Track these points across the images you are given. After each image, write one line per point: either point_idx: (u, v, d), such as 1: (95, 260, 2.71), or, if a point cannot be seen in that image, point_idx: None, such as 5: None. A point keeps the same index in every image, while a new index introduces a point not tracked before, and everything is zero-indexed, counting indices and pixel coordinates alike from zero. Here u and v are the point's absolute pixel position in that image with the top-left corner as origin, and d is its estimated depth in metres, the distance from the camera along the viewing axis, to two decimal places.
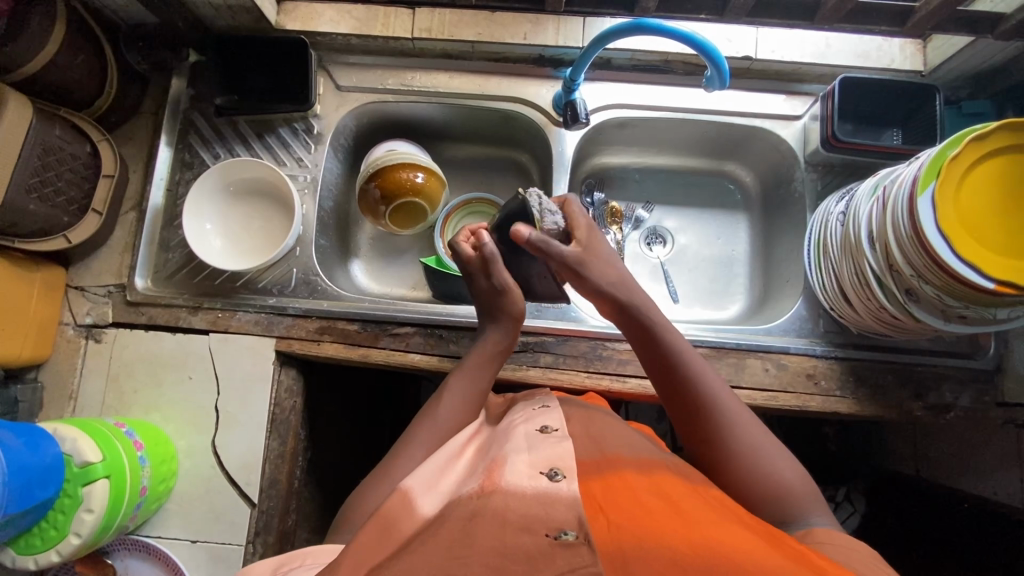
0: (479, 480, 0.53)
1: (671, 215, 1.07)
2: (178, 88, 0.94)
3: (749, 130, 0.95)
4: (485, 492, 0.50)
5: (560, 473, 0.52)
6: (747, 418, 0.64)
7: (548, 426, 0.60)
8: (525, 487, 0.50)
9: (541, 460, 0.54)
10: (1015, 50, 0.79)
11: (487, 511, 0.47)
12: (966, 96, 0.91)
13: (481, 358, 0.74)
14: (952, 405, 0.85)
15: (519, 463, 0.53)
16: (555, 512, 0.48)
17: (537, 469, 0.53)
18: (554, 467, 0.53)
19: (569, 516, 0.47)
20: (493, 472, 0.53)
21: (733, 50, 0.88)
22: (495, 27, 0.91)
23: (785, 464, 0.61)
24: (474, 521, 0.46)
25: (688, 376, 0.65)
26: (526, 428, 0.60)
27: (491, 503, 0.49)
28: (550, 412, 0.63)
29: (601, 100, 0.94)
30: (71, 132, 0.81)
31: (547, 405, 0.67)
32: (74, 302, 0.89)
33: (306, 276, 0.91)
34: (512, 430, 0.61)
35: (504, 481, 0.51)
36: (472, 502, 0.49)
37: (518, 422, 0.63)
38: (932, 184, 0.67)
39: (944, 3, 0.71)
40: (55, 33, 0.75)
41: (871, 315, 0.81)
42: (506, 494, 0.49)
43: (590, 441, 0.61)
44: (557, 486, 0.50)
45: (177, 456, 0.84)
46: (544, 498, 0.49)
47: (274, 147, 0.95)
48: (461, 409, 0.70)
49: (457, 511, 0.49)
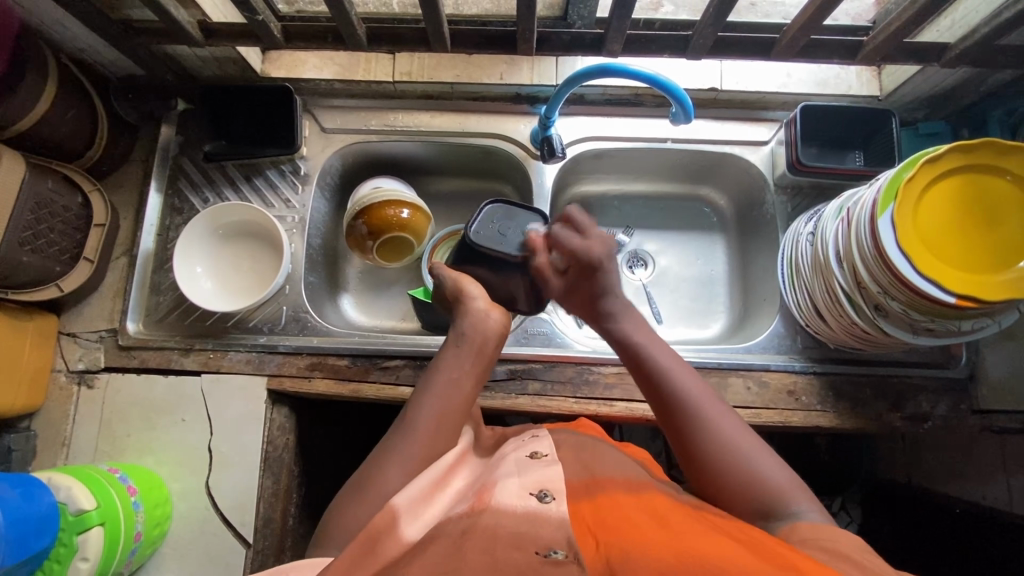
0: (468, 500, 0.55)
1: (651, 239, 1.10)
2: (167, 135, 0.97)
3: (720, 156, 0.99)
4: (475, 511, 0.53)
5: (549, 495, 0.53)
6: (725, 416, 0.65)
7: (538, 452, 0.62)
8: (514, 506, 0.52)
9: (532, 482, 0.55)
10: (964, 74, 0.84)
11: (478, 527, 0.50)
12: (922, 117, 0.96)
13: (457, 345, 0.70)
14: (930, 414, 0.88)
15: (510, 485, 0.55)
16: (544, 532, 0.49)
17: (526, 490, 0.54)
18: (544, 489, 0.54)
19: (558, 536, 0.48)
20: (483, 495, 0.55)
21: (699, 82, 0.94)
22: (473, 68, 0.96)
23: (773, 472, 0.60)
24: (466, 536, 0.49)
25: (663, 378, 0.67)
26: (517, 455, 0.62)
27: (481, 519, 0.51)
28: (540, 439, 0.65)
29: (577, 134, 0.98)
30: (63, 184, 0.83)
31: (537, 434, 0.67)
32: (67, 348, 0.90)
33: (296, 313, 0.93)
34: (504, 457, 0.63)
35: (493, 500, 0.53)
36: (463, 520, 0.52)
37: (510, 451, 0.64)
38: (890, 205, 0.71)
39: (891, 37, 0.75)
40: (48, 89, 0.78)
41: (845, 331, 0.83)
42: (495, 513, 0.51)
43: (580, 466, 0.62)
44: (546, 508, 0.52)
45: (171, 499, 0.85)
46: (533, 517, 0.51)
47: (262, 189, 0.97)
48: (438, 407, 0.66)
49: (450, 528, 0.51)
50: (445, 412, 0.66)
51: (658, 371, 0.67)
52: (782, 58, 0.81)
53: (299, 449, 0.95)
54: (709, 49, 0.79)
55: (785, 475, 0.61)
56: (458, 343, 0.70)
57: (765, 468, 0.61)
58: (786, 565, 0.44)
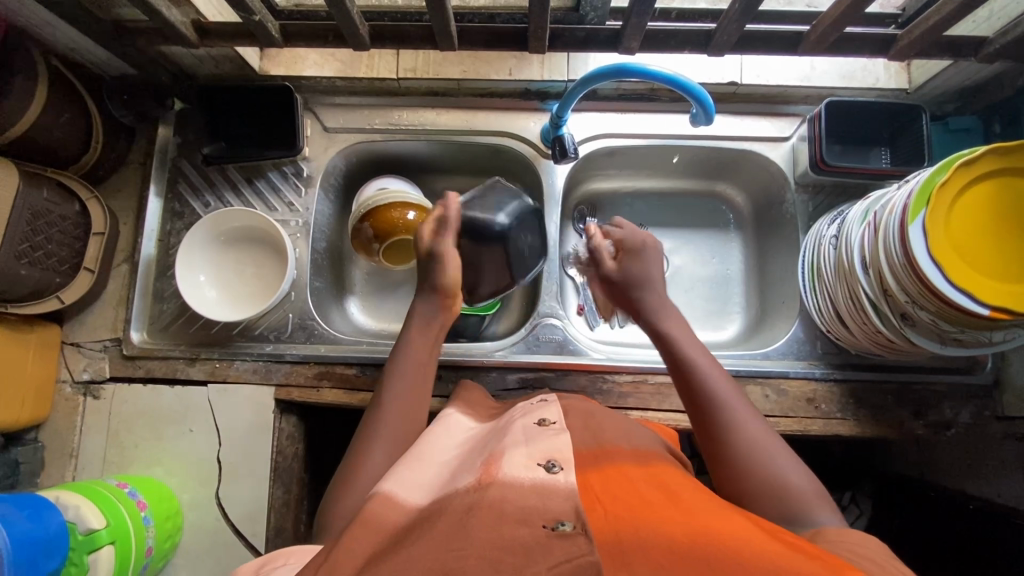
0: (476, 472, 0.50)
1: (665, 237, 1.07)
2: (165, 136, 0.94)
3: (739, 153, 0.95)
4: (482, 485, 0.47)
5: (557, 465, 0.49)
6: (755, 416, 0.61)
7: (546, 419, 0.58)
8: (522, 478, 0.47)
9: (539, 452, 0.51)
10: (998, 67, 0.80)
11: (485, 503, 0.45)
12: (953, 110, 0.91)
13: (429, 334, 0.71)
14: (952, 421, 0.86)
15: (517, 456, 0.51)
16: (553, 504, 0.45)
17: (533, 460, 0.50)
18: (551, 459, 0.50)
19: (566, 507, 0.44)
20: (489, 466, 0.50)
21: (718, 76, 0.90)
22: (480, 64, 0.92)
23: (795, 478, 0.57)
24: (473, 511, 0.44)
25: (701, 372, 0.64)
26: (524, 422, 0.58)
27: (488, 495, 0.46)
28: (547, 405, 0.61)
29: (590, 131, 0.94)
30: (59, 193, 0.80)
31: (545, 399, 0.65)
32: (70, 358, 0.89)
33: (302, 321, 0.91)
34: (511, 424, 0.59)
35: (501, 473, 0.48)
36: (469, 496, 0.46)
37: (517, 417, 0.61)
38: (922, 211, 0.67)
39: (929, 32, 0.70)
40: (39, 95, 0.74)
41: (868, 337, 0.81)
42: (502, 488, 0.46)
43: (587, 432, 0.58)
44: (554, 479, 0.48)
45: (181, 510, 0.84)
46: (542, 490, 0.46)
47: (264, 192, 0.95)
48: (412, 394, 0.66)
49: (455, 503, 0.46)
50: (415, 390, 0.67)
51: (699, 367, 0.64)
52: (810, 53, 0.76)
53: (307, 456, 0.94)
54: (732, 45, 0.75)
55: (810, 482, 0.57)
56: (430, 332, 0.71)
57: (791, 471, 0.57)
58: (810, 555, 0.41)
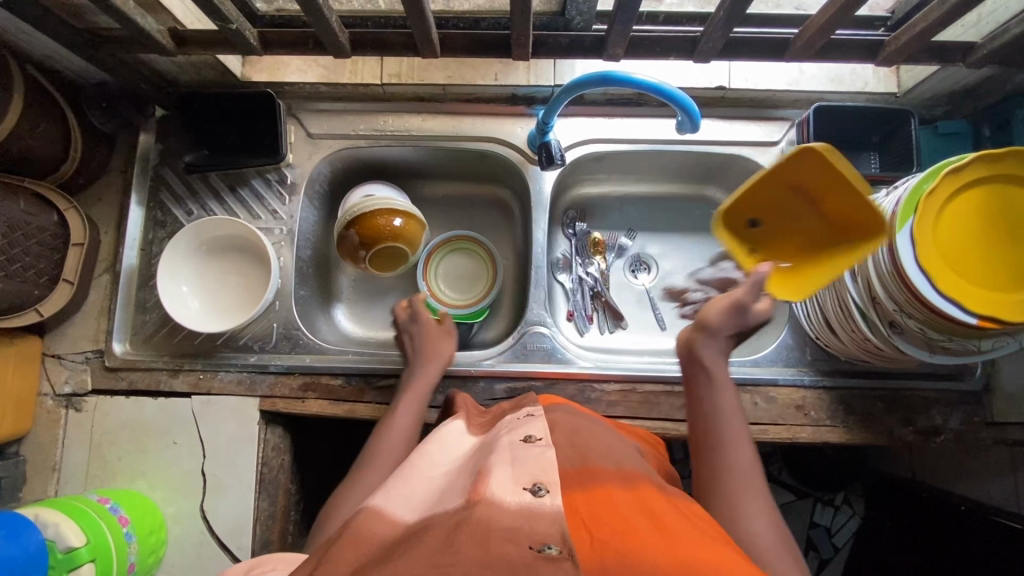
0: (465, 494, 0.47)
1: (655, 242, 1.06)
2: (146, 144, 0.93)
3: (728, 158, 0.94)
4: (470, 503, 0.45)
5: (543, 488, 0.47)
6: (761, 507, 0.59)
7: (532, 435, 0.57)
8: (508, 501, 0.45)
9: (525, 475, 0.49)
10: (987, 71, 0.79)
11: (472, 522, 0.42)
12: (942, 113, 0.90)
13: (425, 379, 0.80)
14: (942, 428, 0.85)
15: (504, 479, 0.48)
16: (539, 526, 0.42)
17: (520, 484, 0.48)
18: (538, 482, 0.48)
19: (553, 531, 0.42)
20: (476, 485, 0.48)
21: (706, 81, 0.89)
22: (465, 70, 0.90)
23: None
24: (458, 532, 0.41)
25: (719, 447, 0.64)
26: (510, 439, 0.57)
27: (476, 513, 0.44)
28: (534, 422, 0.60)
29: (577, 136, 0.93)
30: (36, 204, 0.79)
31: (532, 414, 0.64)
32: (52, 370, 0.87)
33: (287, 330, 0.90)
34: (496, 442, 0.57)
35: (488, 492, 0.46)
36: (457, 514, 0.44)
37: (503, 433, 0.60)
38: (909, 220, 0.66)
39: (916, 38, 0.69)
40: (14, 105, 0.73)
41: (858, 345, 0.80)
42: (489, 507, 0.44)
43: (573, 450, 0.56)
44: (540, 502, 0.46)
45: (165, 524, 0.83)
46: (527, 513, 0.44)
47: (247, 200, 0.93)
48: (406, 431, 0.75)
49: (442, 521, 0.44)
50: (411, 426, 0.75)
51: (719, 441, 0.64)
52: (797, 58, 0.76)
53: (293, 466, 0.93)
54: (718, 51, 0.74)
55: None
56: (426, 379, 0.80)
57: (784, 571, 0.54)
58: None
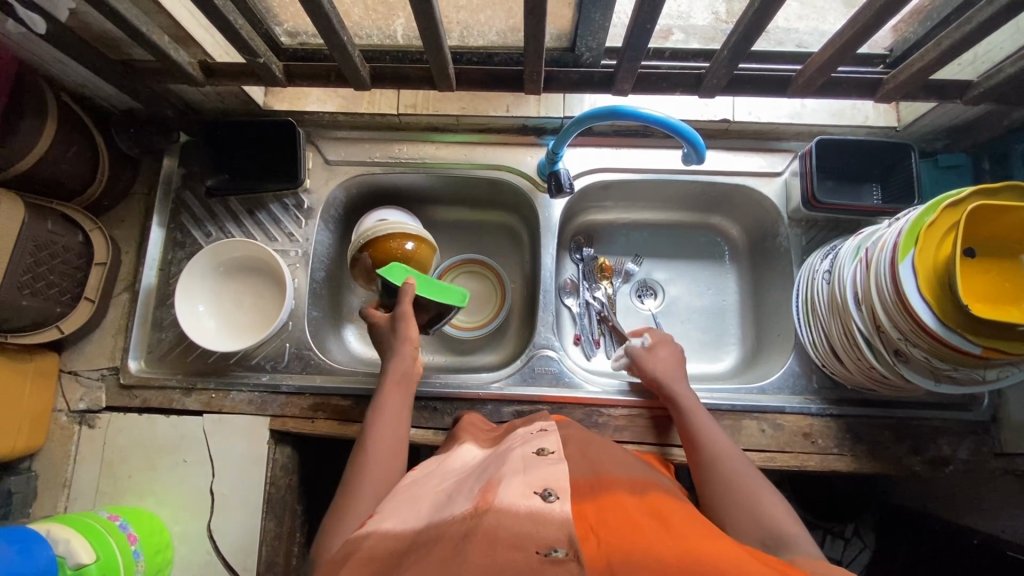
0: (473, 499, 0.49)
1: (661, 268, 1.08)
2: (170, 167, 0.97)
3: (733, 187, 0.97)
4: (479, 511, 0.47)
5: (553, 494, 0.48)
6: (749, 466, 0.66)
7: (545, 448, 0.58)
8: (518, 505, 0.47)
9: (536, 480, 0.51)
10: (984, 108, 0.82)
11: (481, 529, 0.44)
12: (942, 147, 0.92)
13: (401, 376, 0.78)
14: (950, 458, 0.85)
15: (514, 482, 0.50)
16: (548, 532, 0.44)
17: (530, 488, 0.49)
18: (547, 487, 0.49)
19: (560, 535, 0.43)
20: (487, 493, 0.49)
21: (710, 114, 0.92)
22: (479, 101, 0.94)
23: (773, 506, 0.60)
24: (469, 540, 0.43)
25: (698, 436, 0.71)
26: (523, 451, 0.57)
27: (484, 521, 0.45)
28: (546, 435, 0.61)
29: (586, 165, 0.96)
30: (63, 225, 0.82)
31: (545, 428, 0.65)
32: (68, 387, 0.89)
33: (299, 350, 0.92)
34: (509, 453, 0.59)
35: (497, 500, 0.47)
36: (466, 522, 0.46)
37: (516, 446, 0.61)
38: (911, 250, 0.67)
39: (911, 78, 0.72)
40: (47, 130, 0.76)
41: (863, 373, 0.81)
42: (498, 514, 0.46)
43: (585, 461, 0.57)
44: (549, 507, 0.47)
45: (172, 543, 0.83)
46: (537, 517, 0.45)
47: (265, 223, 0.96)
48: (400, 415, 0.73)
49: (452, 529, 0.45)
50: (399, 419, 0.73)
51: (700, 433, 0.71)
52: (798, 94, 0.78)
53: (300, 487, 0.94)
54: (723, 87, 0.77)
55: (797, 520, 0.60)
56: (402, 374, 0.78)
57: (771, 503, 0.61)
58: None
